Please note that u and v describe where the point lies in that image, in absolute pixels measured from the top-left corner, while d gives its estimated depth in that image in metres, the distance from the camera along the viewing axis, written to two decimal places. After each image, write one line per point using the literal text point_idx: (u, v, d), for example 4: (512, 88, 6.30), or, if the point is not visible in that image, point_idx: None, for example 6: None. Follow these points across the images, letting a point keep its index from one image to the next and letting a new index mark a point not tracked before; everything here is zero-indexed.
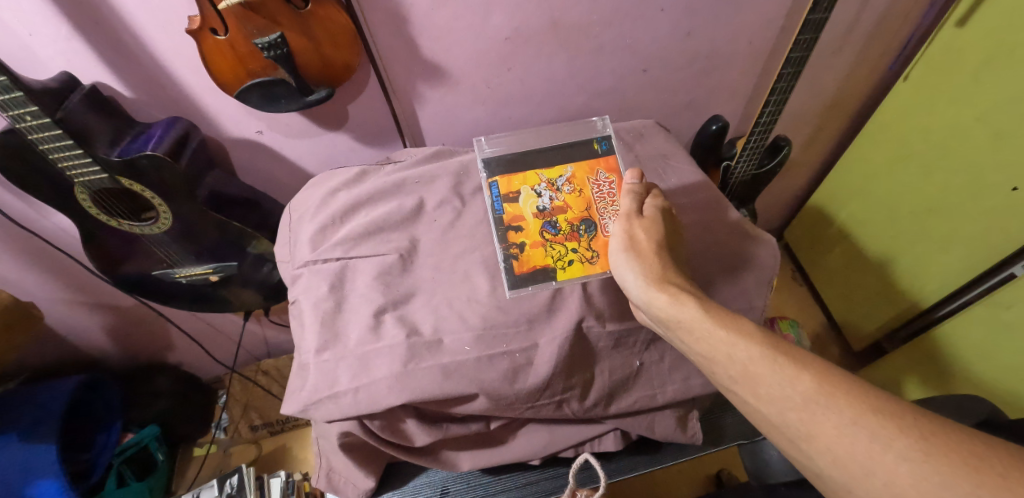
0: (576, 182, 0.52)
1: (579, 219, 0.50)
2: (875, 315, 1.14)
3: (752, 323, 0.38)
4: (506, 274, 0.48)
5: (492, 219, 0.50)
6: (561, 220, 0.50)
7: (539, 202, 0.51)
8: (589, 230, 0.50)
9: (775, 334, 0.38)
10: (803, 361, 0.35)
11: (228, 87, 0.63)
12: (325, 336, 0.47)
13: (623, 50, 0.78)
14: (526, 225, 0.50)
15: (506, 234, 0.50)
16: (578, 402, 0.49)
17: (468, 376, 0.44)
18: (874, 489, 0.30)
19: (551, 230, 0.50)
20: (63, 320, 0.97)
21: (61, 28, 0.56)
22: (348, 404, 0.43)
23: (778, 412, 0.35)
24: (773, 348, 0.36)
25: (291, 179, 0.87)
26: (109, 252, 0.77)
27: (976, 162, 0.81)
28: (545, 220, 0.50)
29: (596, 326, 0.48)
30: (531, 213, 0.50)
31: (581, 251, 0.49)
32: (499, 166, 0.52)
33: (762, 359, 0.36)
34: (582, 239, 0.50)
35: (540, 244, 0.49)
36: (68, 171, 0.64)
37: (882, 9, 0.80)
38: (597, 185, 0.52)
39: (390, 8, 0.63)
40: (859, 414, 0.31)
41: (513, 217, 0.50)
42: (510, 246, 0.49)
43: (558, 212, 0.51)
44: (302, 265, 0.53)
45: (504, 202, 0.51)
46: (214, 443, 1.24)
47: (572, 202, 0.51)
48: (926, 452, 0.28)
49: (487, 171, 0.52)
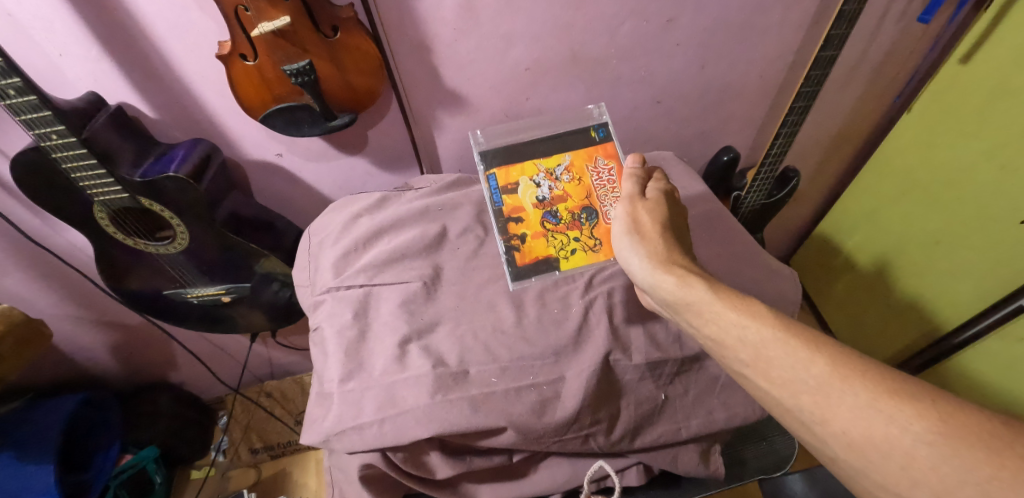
0: (574, 171, 0.55)
1: (580, 207, 0.53)
2: (886, 344, 1.13)
3: (762, 304, 0.38)
4: (509, 266, 0.51)
5: (492, 212, 0.53)
6: (561, 209, 0.53)
7: (539, 193, 0.54)
8: (590, 218, 0.53)
9: (790, 316, 0.37)
10: (817, 344, 0.35)
11: (252, 112, 0.64)
12: (350, 365, 0.47)
13: (638, 82, 0.80)
14: (528, 217, 0.53)
15: (506, 225, 0.53)
16: (604, 436, 0.47)
17: (496, 408, 0.43)
18: (891, 473, 0.29)
19: (552, 220, 0.53)
20: (67, 337, 0.96)
21: (92, 49, 0.57)
22: (372, 436, 0.42)
23: (791, 397, 0.34)
24: (785, 330, 0.36)
25: (307, 201, 0.87)
26: (122, 270, 0.77)
27: (982, 195, 0.82)
28: (545, 210, 0.53)
29: (623, 359, 0.47)
30: (531, 203, 0.53)
31: (583, 239, 0.52)
32: (498, 159, 0.55)
33: (774, 341, 0.36)
34: (583, 226, 0.53)
35: (542, 234, 0.52)
36: (89, 189, 0.64)
37: (886, 46, 0.83)
38: (596, 172, 0.55)
39: (416, 38, 0.65)
40: (877, 398, 0.31)
41: (514, 209, 0.53)
42: (511, 237, 0.52)
43: (558, 201, 0.53)
44: (325, 291, 0.54)
45: (503, 194, 0.54)
46: (213, 466, 1.21)
47: (571, 191, 0.54)
48: (943, 436, 0.28)
49: (487, 164, 0.55)
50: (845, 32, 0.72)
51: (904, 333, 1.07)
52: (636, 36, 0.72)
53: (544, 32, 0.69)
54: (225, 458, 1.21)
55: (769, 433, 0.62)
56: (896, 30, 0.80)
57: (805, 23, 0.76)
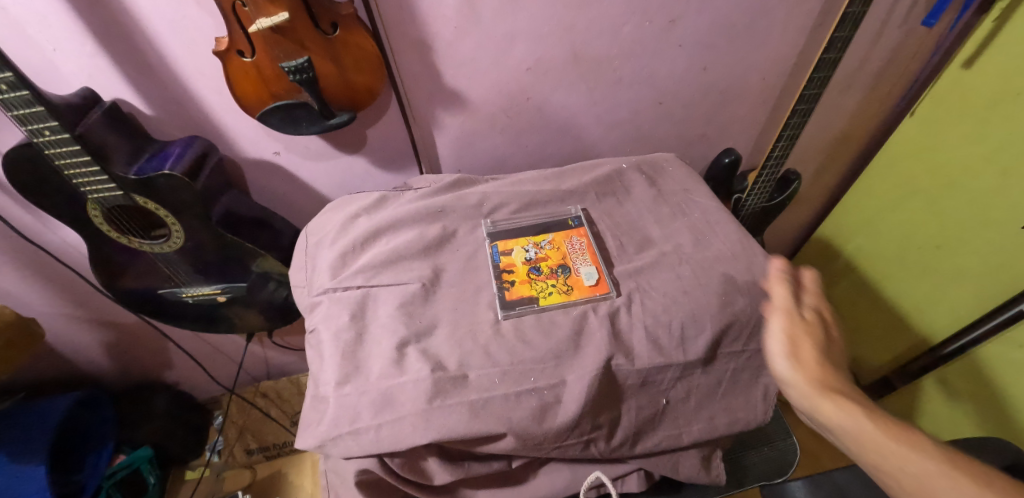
0: (555, 240, 0.58)
1: (558, 264, 0.56)
2: (885, 348, 1.12)
3: (930, 440, 0.37)
4: (497, 298, 0.52)
5: (489, 265, 0.55)
6: (543, 265, 0.56)
7: (526, 254, 0.57)
8: (565, 272, 0.55)
9: (957, 452, 0.36)
10: (989, 482, 0.34)
11: (250, 109, 0.63)
12: (346, 368, 0.46)
13: (639, 83, 0.79)
14: (516, 269, 0.55)
15: (499, 272, 0.54)
16: (605, 442, 0.46)
17: (496, 414, 0.42)
18: None
19: (536, 272, 0.55)
20: (60, 335, 0.95)
21: (86, 44, 0.56)
22: (369, 441, 0.41)
23: None
24: (955, 467, 0.35)
25: (303, 200, 0.86)
26: (116, 268, 0.75)
27: (984, 200, 0.82)
28: (530, 265, 0.55)
29: (626, 364, 0.46)
30: (520, 261, 0.56)
31: (559, 285, 0.53)
32: (498, 232, 0.58)
33: (939, 475, 0.35)
34: (558, 277, 0.54)
35: (528, 281, 0.54)
36: (82, 187, 0.63)
37: (890, 47, 0.82)
38: (574, 243, 0.58)
39: (416, 36, 0.64)
40: None
41: (507, 265, 0.55)
42: (503, 281, 0.53)
43: (541, 260, 0.56)
44: (321, 291, 0.52)
45: (501, 254, 0.56)
46: (207, 466, 1.20)
47: (551, 254, 0.57)
48: None
49: (489, 237, 0.58)
50: (848, 35, 0.71)
51: (905, 336, 1.06)
52: (639, 36, 0.72)
53: (544, 32, 0.68)
54: (220, 458, 1.20)
55: (771, 438, 0.62)
56: (898, 33, 0.80)
57: (808, 24, 0.76)
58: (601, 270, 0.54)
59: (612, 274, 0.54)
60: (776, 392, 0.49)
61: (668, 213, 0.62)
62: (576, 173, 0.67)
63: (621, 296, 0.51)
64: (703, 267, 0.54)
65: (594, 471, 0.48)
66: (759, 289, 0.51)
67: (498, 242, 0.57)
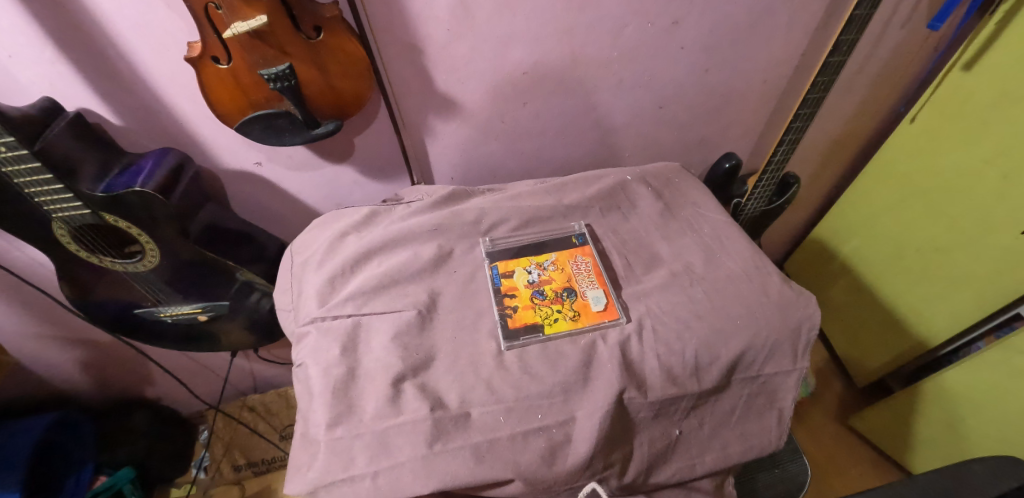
0: (558, 260, 0.55)
1: (562, 287, 0.53)
2: (881, 351, 1.11)
3: None
4: (499, 327, 0.48)
5: (488, 289, 0.52)
6: (547, 289, 0.53)
7: (529, 276, 0.54)
8: (570, 296, 0.52)
9: None
10: None
11: (227, 119, 0.58)
12: (337, 409, 0.42)
13: (640, 87, 0.76)
14: (518, 293, 0.52)
15: (500, 297, 0.51)
16: (618, 480, 0.42)
17: (502, 458, 0.39)
18: None
19: (539, 296, 0.52)
20: (31, 356, 0.89)
21: (44, 50, 0.51)
22: (365, 490, 0.38)
23: None
24: None
25: (289, 212, 0.82)
26: (89, 288, 0.71)
27: (983, 205, 0.81)
28: (534, 289, 0.53)
29: (639, 397, 0.43)
30: (522, 284, 0.53)
31: (564, 311, 0.50)
32: (498, 252, 0.55)
33: None
34: (564, 302, 0.51)
35: (531, 306, 0.51)
36: (45, 205, 0.58)
37: (892, 50, 0.80)
38: (579, 265, 0.55)
39: (405, 40, 0.60)
40: None
41: (508, 288, 0.52)
42: (504, 307, 0.50)
43: (545, 283, 0.53)
44: (309, 321, 0.49)
45: (502, 276, 0.53)
46: (194, 483, 1.16)
47: (556, 276, 0.54)
48: None
49: (489, 257, 0.55)
50: (854, 38, 0.69)
51: (899, 340, 1.06)
52: (640, 38, 0.68)
53: (543, 34, 0.65)
54: (206, 475, 1.16)
55: (781, 460, 0.64)
56: (901, 35, 0.78)
57: (812, 27, 0.73)
58: (609, 293, 0.51)
59: (619, 297, 0.51)
60: (791, 417, 0.47)
61: (673, 228, 0.59)
62: (577, 186, 0.64)
63: (631, 322, 0.49)
64: (714, 288, 0.51)
65: (590, 483, 0.41)
66: (775, 311, 0.49)
67: (497, 262, 0.54)
